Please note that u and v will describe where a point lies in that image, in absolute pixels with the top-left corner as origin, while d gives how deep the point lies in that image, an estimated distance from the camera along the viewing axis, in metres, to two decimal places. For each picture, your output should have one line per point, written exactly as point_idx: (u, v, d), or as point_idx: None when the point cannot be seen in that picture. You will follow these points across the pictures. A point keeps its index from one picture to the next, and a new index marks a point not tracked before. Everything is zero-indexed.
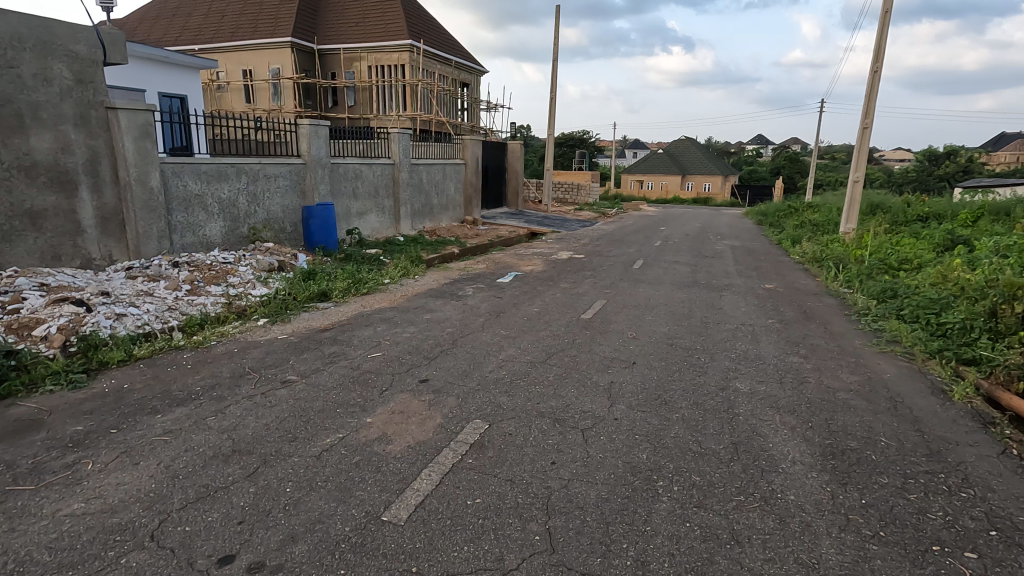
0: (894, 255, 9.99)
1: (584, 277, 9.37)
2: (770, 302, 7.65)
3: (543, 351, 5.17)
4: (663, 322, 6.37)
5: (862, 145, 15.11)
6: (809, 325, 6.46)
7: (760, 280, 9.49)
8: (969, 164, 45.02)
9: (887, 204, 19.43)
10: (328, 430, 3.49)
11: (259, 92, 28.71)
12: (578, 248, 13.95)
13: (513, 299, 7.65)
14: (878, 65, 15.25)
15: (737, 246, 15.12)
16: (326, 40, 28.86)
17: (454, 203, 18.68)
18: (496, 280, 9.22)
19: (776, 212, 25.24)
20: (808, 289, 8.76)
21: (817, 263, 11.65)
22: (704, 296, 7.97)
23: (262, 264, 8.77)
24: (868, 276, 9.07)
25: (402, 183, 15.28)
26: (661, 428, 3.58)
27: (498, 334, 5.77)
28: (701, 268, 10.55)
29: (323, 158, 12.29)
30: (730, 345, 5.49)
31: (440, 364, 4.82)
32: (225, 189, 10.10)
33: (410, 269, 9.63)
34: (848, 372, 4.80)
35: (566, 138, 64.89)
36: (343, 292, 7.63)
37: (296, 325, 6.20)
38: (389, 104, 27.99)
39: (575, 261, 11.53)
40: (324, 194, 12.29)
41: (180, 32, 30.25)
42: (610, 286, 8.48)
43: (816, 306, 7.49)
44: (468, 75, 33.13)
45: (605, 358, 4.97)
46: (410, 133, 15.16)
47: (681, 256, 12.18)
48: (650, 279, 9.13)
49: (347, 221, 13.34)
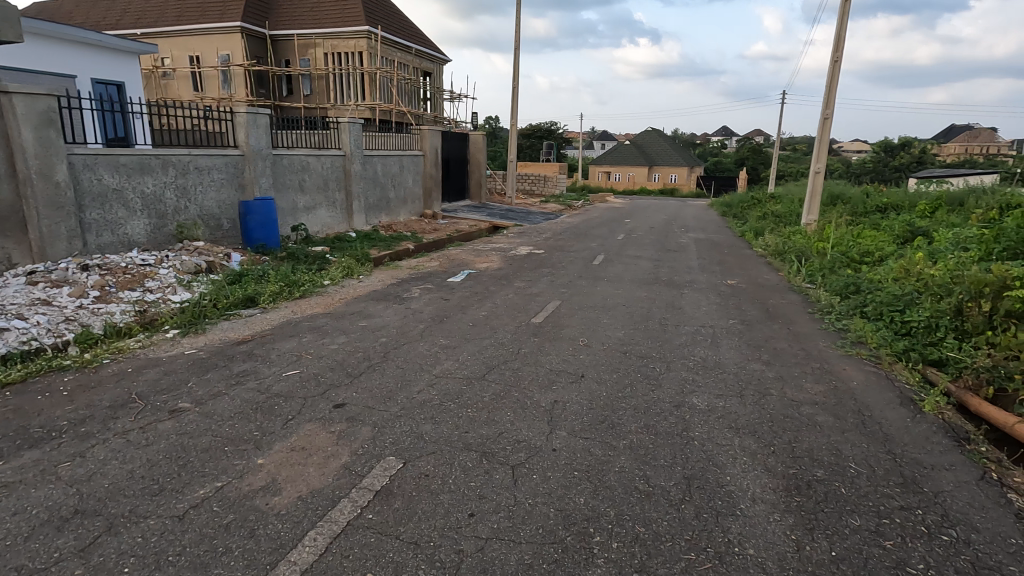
0: (856, 248, 9.80)
1: (541, 275, 8.88)
2: (732, 300, 7.30)
3: (484, 365, 4.64)
4: (619, 325, 5.91)
5: (823, 136, 15.00)
6: (772, 325, 6.11)
7: (722, 276, 9.16)
8: (922, 155, 46.32)
9: (847, 195, 19.55)
10: (205, 477, 2.89)
11: (207, 79, 27.20)
12: (539, 242, 13.46)
13: (461, 301, 7.09)
14: (838, 55, 15.13)
15: (702, 239, 14.90)
16: (279, 25, 27.53)
17: (413, 196, 17.94)
18: (447, 279, 8.65)
19: (740, 204, 25.22)
20: (771, 285, 8.46)
21: (779, 256, 11.45)
22: (666, 295, 7.56)
23: (187, 266, 7.99)
24: (830, 270, 8.84)
25: (354, 175, 14.49)
26: (604, 461, 3.09)
27: (436, 344, 5.21)
28: (663, 263, 10.18)
29: (265, 149, 11.47)
30: (687, 352, 5.06)
31: (364, 383, 4.24)
32: (149, 182, 9.23)
33: (353, 268, 8.97)
34: (813, 381, 4.41)
35: (533, 129, 64.21)
36: (274, 297, 6.95)
37: (210, 337, 5.50)
38: (347, 93, 26.89)
39: (534, 257, 11.04)
40: (266, 188, 11.46)
41: (121, 15, 28.42)
42: (567, 285, 8.00)
43: (779, 304, 7.16)
44: (430, 64, 32.19)
45: (552, 371, 4.47)
46: (361, 123, 14.40)
47: (644, 250, 11.78)
48: (610, 276, 8.68)
49: (293, 217, 12.54)
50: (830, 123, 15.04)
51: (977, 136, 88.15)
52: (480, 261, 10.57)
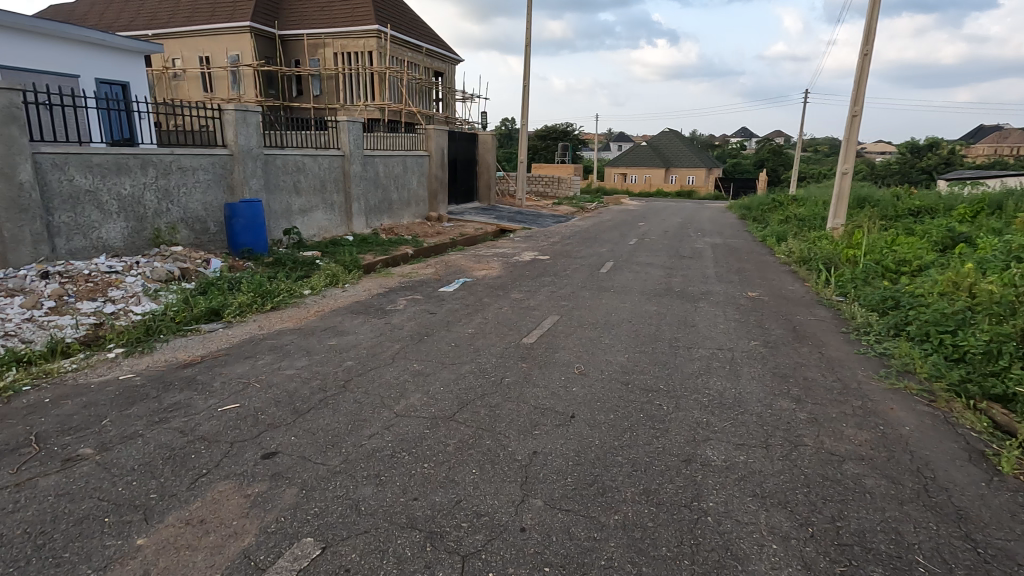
0: (890, 257, 8.90)
1: (542, 284, 8.14)
2: (754, 316, 6.49)
3: (457, 399, 3.91)
4: (622, 347, 5.14)
5: (851, 134, 14.04)
6: (801, 348, 5.29)
7: (742, 286, 8.34)
8: (951, 156, 44.50)
9: (875, 197, 18.46)
10: (59, 568, 2.21)
11: (217, 80, 26.92)
12: (544, 247, 12.73)
13: (448, 315, 6.39)
14: (869, 47, 14.15)
15: (719, 244, 14.01)
16: (289, 25, 27.17)
17: (417, 198, 17.31)
18: (439, 288, 7.97)
19: (760, 206, 24.13)
20: (797, 298, 7.62)
21: (803, 265, 10.57)
22: (678, 308, 6.78)
23: (158, 273, 7.40)
24: (863, 281, 7.95)
25: (353, 175, 13.88)
26: (586, 550, 2.35)
27: (408, 370, 4.51)
28: (676, 272, 9.38)
29: (256, 148, 10.92)
30: (700, 384, 4.28)
31: (310, 423, 3.54)
32: (127, 183, 8.69)
33: (339, 276, 8.29)
34: (855, 427, 3.61)
35: (548, 130, 63.41)
36: (241, 310, 6.30)
37: (156, 358, 4.84)
38: (356, 93, 26.40)
39: (537, 263, 10.32)
40: (256, 189, 10.90)
41: (133, 16, 28.34)
42: (568, 297, 7.26)
43: (806, 321, 6.33)
44: (441, 63, 31.61)
45: (536, 409, 3.73)
46: (361, 122, 13.80)
47: (656, 257, 10.98)
48: (617, 287, 7.90)
49: (287, 220, 11.98)
50: (859, 121, 14.07)
51: (1008, 137, 85.17)
52: (478, 268, 9.86)
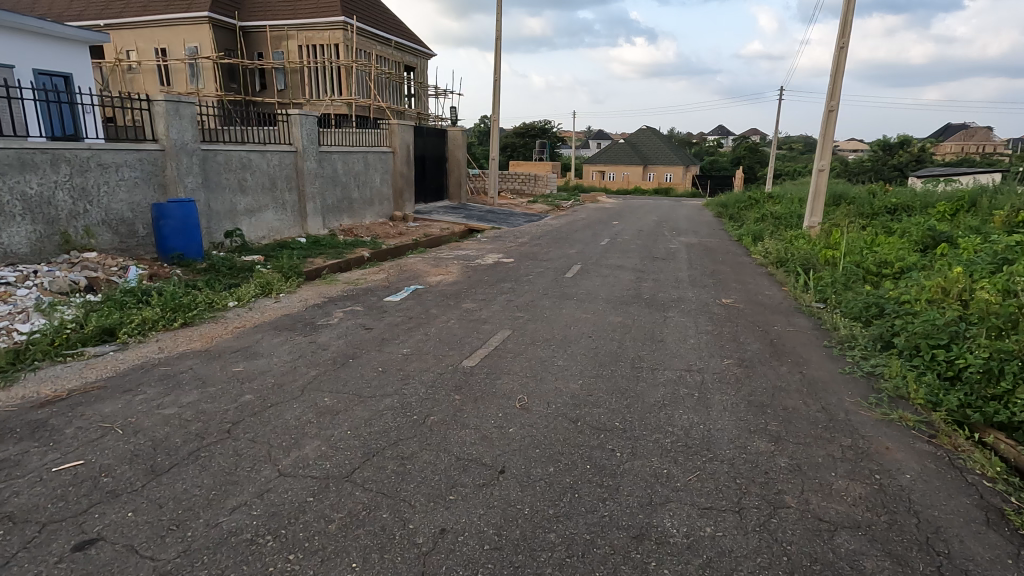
0: (871, 260, 8.38)
1: (500, 292, 7.43)
2: (727, 327, 5.87)
3: (362, 448, 3.15)
4: (577, 370, 4.44)
5: (828, 130, 13.59)
6: (779, 368, 4.67)
7: (716, 291, 7.75)
8: (922, 153, 45.05)
9: (851, 194, 18.16)
10: None
11: (174, 73, 25.57)
12: (511, 249, 12.01)
13: (386, 331, 5.61)
14: (845, 41, 13.71)
15: (694, 244, 13.48)
16: (250, 16, 25.92)
17: (381, 196, 16.46)
18: (385, 297, 7.20)
19: (735, 204, 23.75)
20: (773, 304, 7.04)
21: (780, 266, 10.05)
22: (645, 319, 6.12)
23: (58, 284, 6.47)
24: (844, 285, 7.39)
25: (307, 172, 12.97)
26: None
27: (317, 406, 3.75)
28: (647, 275, 8.75)
29: (191, 143, 9.98)
30: (663, 420, 3.59)
31: (163, 490, 2.75)
32: (34, 182, 7.72)
33: (272, 284, 7.44)
34: (845, 478, 2.96)
35: (526, 128, 62.75)
36: (144, 329, 5.44)
37: (10, 394, 3.97)
38: (321, 87, 25.32)
39: (500, 267, 9.61)
40: (193, 188, 9.98)
41: (83, 5, 26.78)
42: (526, 307, 6.56)
43: (783, 333, 5.71)
44: (412, 57, 30.61)
45: (458, 462, 3.00)
46: (314, 115, 12.89)
47: (627, 259, 10.34)
48: (581, 294, 7.21)
49: (230, 220, 11.06)
50: (835, 116, 13.62)
51: (974, 134, 87.23)
52: (434, 273, 9.10)
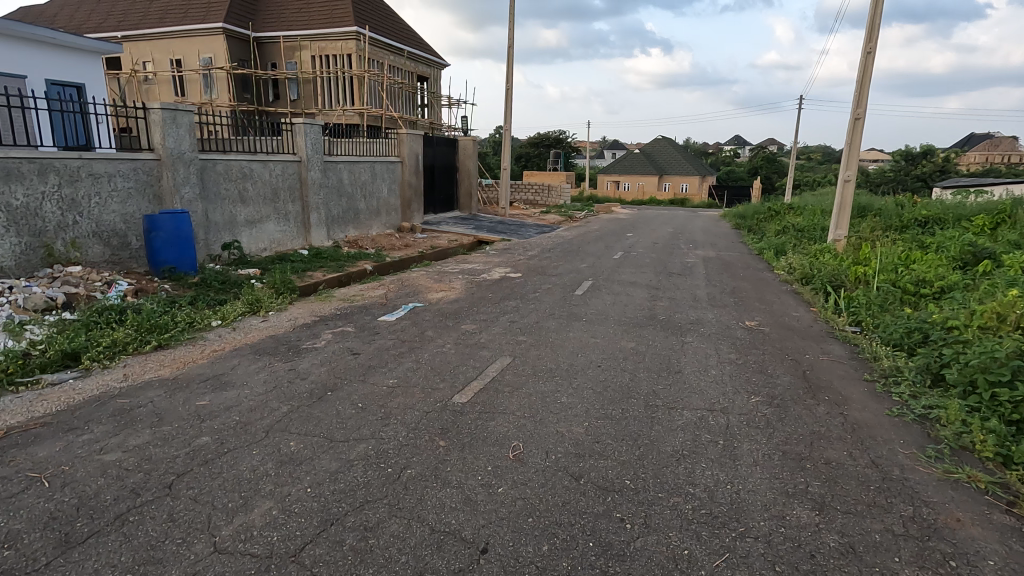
0: (907, 278, 7.73)
1: (503, 311, 6.91)
2: (754, 356, 5.27)
3: (320, 513, 2.64)
4: (582, 409, 3.89)
5: (854, 138, 12.93)
6: (817, 408, 4.07)
7: (738, 312, 7.15)
8: (946, 164, 43.84)
9: (877, 206, 17.41)
10: None
11: (189, 83, 25.64)
12: (519, 262, 11.51)
13: (374, 357, 5.12)
14: (873, 45, 13.07)
15: (712, 257, 12.85)
16: (264, 27, 25.91)
17: (388, 206, 16.10)
18: (380, 317, 6.74)
19: (754, 215, 23.02)
20: (802, 328, 6.43)
21: (806, 284, 9.41)
22: (661, 345, 5.54)
23: (34, 301, 6.08)
24: (881, 308, 6.75)
25: (310, 182, 12.62)
26: None
27: (280, 453, 3.24)
28: (663, 293, 8.19)
29: (189, 152, 9.65)
30: (683, 478, 3.03)
31: (70, 571, 2.26)
32: (20, 192, 7.41)
33: (262, 301, 7.00)
34: (911, 567, 2.37)
35: (540, 137, 62.50)
36: (115, 353, 5.02)
37: None
38: (333, 97, 25.18)
39: (505, 282, 9.10)
40: (190, 198, 9.66)
41: (102, 18, 27.04)
42: (530, 329, 6.04)
43: (817, 364, 5.10)
44: (425, 67, 30.43)
45: (432, 537, 2.47)
46: (319, 123, 12.55)
47: (641, 275, 9.77)
48: (591, 315, 6.67)
49: (230, 232, 10.73)
50: (862, 124, 12.97)
51: (999, 144, 85.20)
52: (436, 289, 8.63)
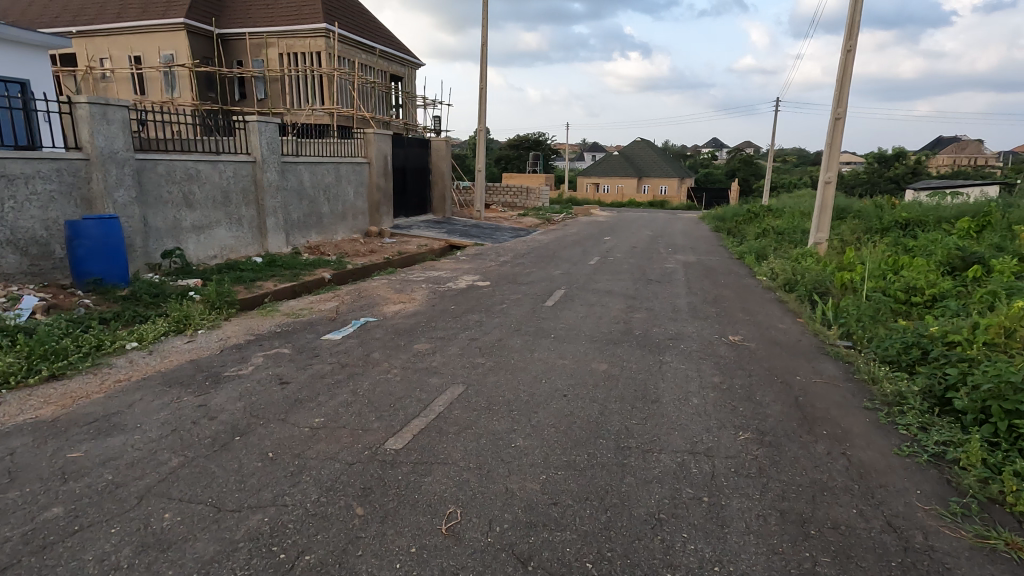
0: (898, 284, 7.23)
1: (464, 327, 6.24)
2: (740, 379, 4.68)
3: None
4: (541, 457, 3.23)
5: (835, 139, 12.55)
6: (816, 447, 3.47)
7: (721, 324, 6.58)
8: (917, 166, 44.31)
9: (856, 208, 17.14)
10: None
11: (148, 82, 24.43)
12: (489, 269, 10.85)
13: (304, 387, 4.39)
14: (853, 43, 12.72)
15: (692, 263, 12.35)
16: (229, 23, 24.79)
17: (355, 210, 15.31)
18: (325, 335, 6.01)
19: (733, 218, 22.69)
20: (790, 343, 5.89)
21: (789, 291, 8.93)
22: (636, 366, 4.92)
23: None
24: (874, 318, 6.22)
25: (266, 183, 11.78)
26: None
27: (146, 532, 2.52)
28: (640, 303, 7.61)
29: (123, 152, 8.78)
30: (659, 559, 2.39)
31: None
32: None
33: (190, 318, 6.22)
34: None
35: (519, 139, 61.91)
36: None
37: None
38: (302, 96, 24.21)
39: (472, 292, 8.43)
40: (125, 201, 8.79)
41: (56, 12, 25.66)
42: (492, 349, 5.37)
43: (810, 388, 4.52)
44: (399, 67, 29.59)
45: None
46: (275, 120, 11.72)
47: (618, 282, 9.18)
48: (561, 331, 6.04)
49: (174, 239, 9.88)
50: (843, 124, 12.60)
51: (966, 147, 87.35)
52: (395, 300, 7.92)
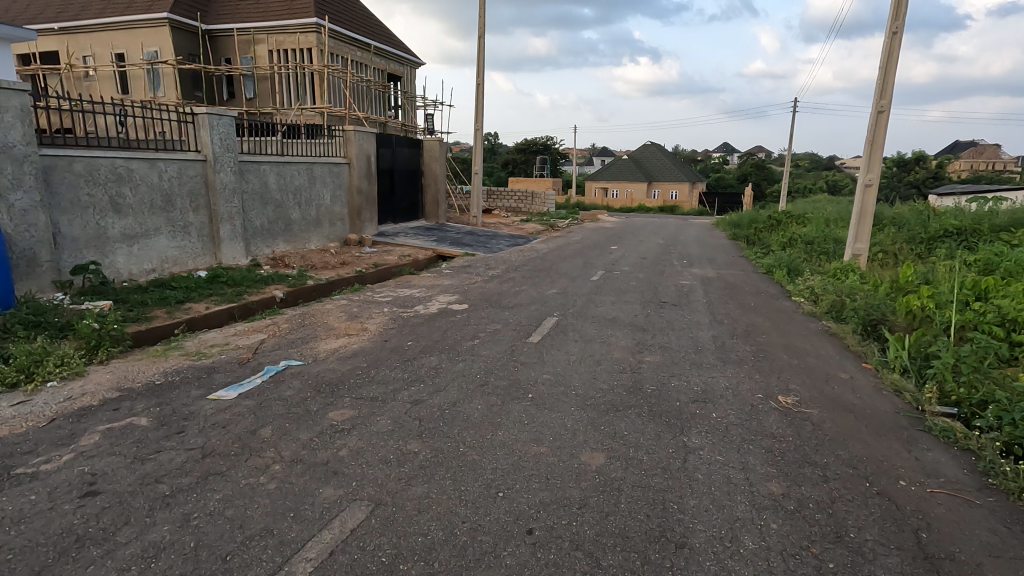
0: (993, 316, 5.46)
1: (411, 379, 4.55)
2: (812, 488, 2.97)
3: None
4: None
5: (877, 135, 10.76)
6: None
7: (763, 372, 4.88)
8: (939, 170, 42.15)
9: (891, 215, 15.30)
10: None
11: (131, 80, 22.93)
12: (472, 286, 9.21)
13: (114, 506, 2.72)
14: (899, 24, 10.94)
15: (712, 278, 10.61)
16: (216, 19, 23.29)
17: (331, 214, 13.75)
18: (218, 390, 4.35)
19: (751, 225, 20.89)
20: (865, 407, 4.17)
21: (837, 319, 7.23)
22: (650, 461, 3.20)
23: None
24: (980, 368, 4.46)
25: (218, 184, 10.19)
26: None
27: None
28: (653, 337, 5.92)
29: (22, 146, 7.13)
30: None
31: None
32: None
33: (42, 365, 4.57)
34: None
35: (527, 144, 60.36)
36: None
37: None
38: (290, 94, 22.70)
39: (442, 319, 6.78)
40: (28, 204, 7.24)
41: (37, 8, 24.27)
42: (438, 422, 3.69)
43: (932, 510, 2.80)
44: (397, 66, 28.06)
45: None
46: (229, 112, 10.14)
47: (625, 306, 7.49)
48: (544, 387, 4.36)
49: (96, 249, 8.33)
50: (887, 118, 10.80)
51: (983, 152, 84.70)
52: (343, 330, 6.30)
